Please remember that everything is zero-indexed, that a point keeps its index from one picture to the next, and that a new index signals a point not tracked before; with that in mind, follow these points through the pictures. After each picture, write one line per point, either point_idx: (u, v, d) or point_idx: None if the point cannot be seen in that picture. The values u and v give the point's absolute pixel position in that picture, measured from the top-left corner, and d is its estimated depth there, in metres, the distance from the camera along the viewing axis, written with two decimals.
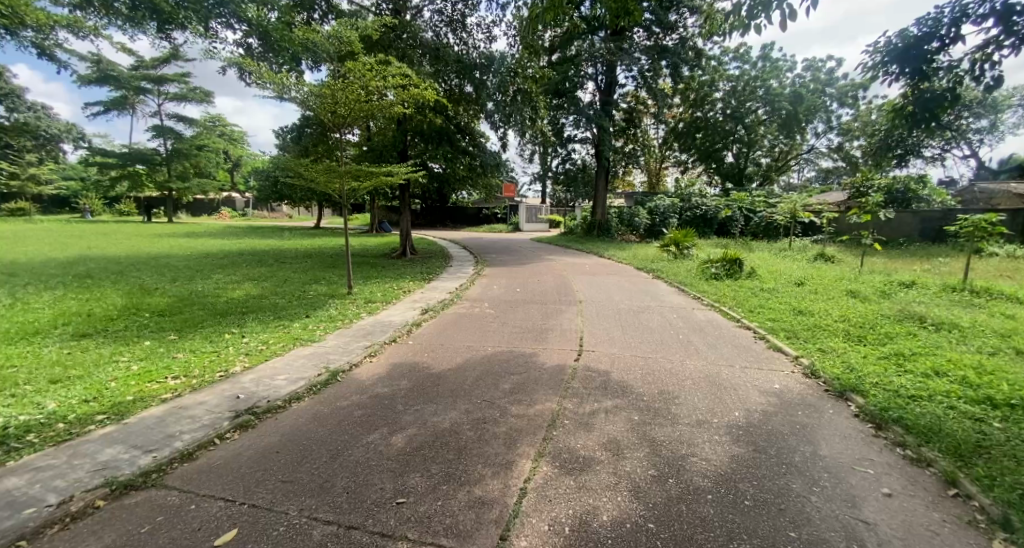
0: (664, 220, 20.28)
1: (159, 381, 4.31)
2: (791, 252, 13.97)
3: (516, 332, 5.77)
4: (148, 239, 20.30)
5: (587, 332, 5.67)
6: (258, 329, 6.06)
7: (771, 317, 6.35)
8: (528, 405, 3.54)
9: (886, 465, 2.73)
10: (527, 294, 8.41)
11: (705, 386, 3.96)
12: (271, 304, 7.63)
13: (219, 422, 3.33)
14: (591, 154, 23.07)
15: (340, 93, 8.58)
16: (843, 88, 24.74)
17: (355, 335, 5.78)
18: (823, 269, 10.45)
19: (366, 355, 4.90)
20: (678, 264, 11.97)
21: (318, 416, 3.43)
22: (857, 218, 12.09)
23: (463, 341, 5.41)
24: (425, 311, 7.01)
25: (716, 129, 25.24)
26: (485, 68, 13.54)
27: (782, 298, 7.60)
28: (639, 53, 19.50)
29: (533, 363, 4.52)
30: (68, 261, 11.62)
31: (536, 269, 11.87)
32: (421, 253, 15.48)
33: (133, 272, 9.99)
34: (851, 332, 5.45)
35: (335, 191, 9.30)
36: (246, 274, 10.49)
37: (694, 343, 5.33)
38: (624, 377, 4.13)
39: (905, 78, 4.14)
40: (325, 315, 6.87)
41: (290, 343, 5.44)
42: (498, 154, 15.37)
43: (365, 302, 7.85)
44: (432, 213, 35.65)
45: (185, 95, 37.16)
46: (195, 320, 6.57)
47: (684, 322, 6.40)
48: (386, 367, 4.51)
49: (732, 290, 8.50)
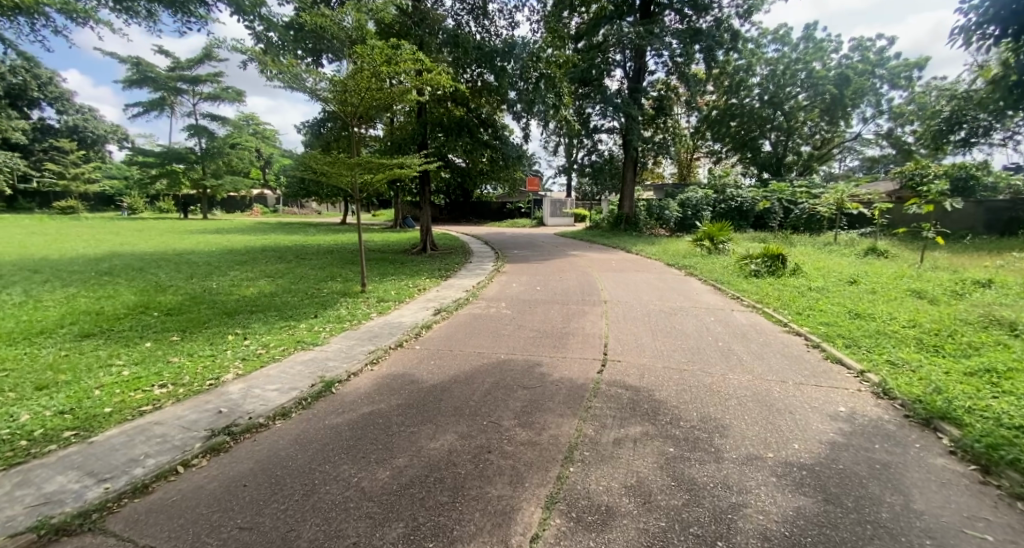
0: (697, 213, 19.29)
1: (144, 389, 3.92)
2: (838, 247, 12.92)
3: (533, 337, 5.27)
4: (179, 236, 20.60)
5: (613, 338, 5.11)
6: (262, 331, 5.71)
7: (826, 322, 5.62)
8: (540, 430, 3.03)
9: (1007, 528, 2.09)
10: (549, 293, 7.88)
11: (754, 408, 3.36)
12: (281, 303, 7.31)
13: (190, 443, 2.92)
14: (619, 144, 22.28)
15: (353, 80, 8.08)
16: (896, 69, 23.03)
17: (359, 339, 5.36)
18: (878, 265, 9.53)
19: (369, 363, 4.49)
20: (712, 259, 11.23)
21: (301, 438, 3.00)
22: (916, 208, 10.98)
23: (474, 347, 4.93)
24: (439, 312, 6.56)
25: (752, 116, 24.04)
26: (505, 54, 12.85)
27: (834, 298, 6.84)
28: (670, 37, 18.39)
29: (551, 375, 4.01)
30: (94, 257, 11.69)
31: (559, 266, 11.33)
32: (443, 249, 15.15)
33: (153, 268, 9.93)
34: (925, 341, 4.71)
35: (348, 185, 8.91)
36: (263, 270, 10.32)
37: (736, 352, 4.70)
38: (656, 394, 3.57)
39: (1007, 40, 3.38)
40: (334, 315, 6.52)
41: (292, 347, 5.06)
42: (521, 146, 14.74)
43: (378, 301, 7.45)
44: (457, 208, 35.40)
45: (218, 95, 37.90)
46: (201, 320, 6.28)
47: (722, 326, 5.75)
48: (387, 378, 4.07)
49: (776, 288, 7.74)
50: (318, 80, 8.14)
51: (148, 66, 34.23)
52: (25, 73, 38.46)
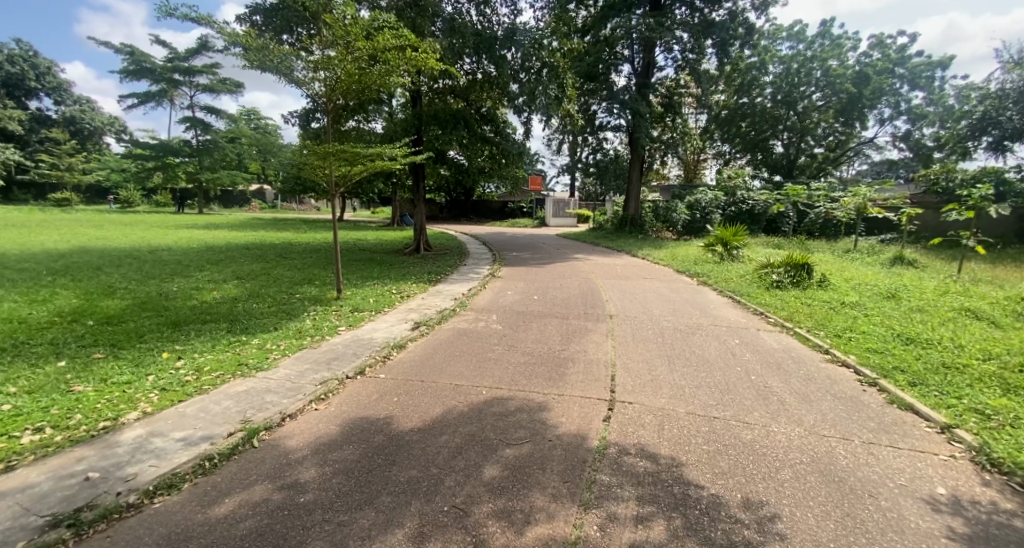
0: (706, 216, 18.48)
1: (11, 435, 2.97)
2: (861, 254, 12.05)
3: (523, 364, 4.34)
4: (163, 231, 19.57)
5: (621, 368, 4.18)
6: (201, 350, 4.75)
7: (874, 350, 4.76)
8: (521, 528, 2.10)
9: None
10: (546, 304, 6.93)
11: (823, 489, 2.44)
12: (242, 312, 6.39)
13: (9, 541, 2.00)
14: (624, 142, 21.32)
15: (332, 63, 7.12)
16: (917, 68, 22.07)
17: (314, 362, 4.43)
18: (914, 277, 8.63)
19: (316, 399, 3.57)
20: (726, 266, 10.33)
21: (173, 537, 2.06)
22: (956, 215, 9.99)
23: (451, 378, 4.00)
24: (418, 327, 5.62)
25: (764, 116, 23.11)
26: (505, 41, 11.95)
27: (876, 318, 5.97)
28: (680, 29, 17.48)
29: (543, 427, 3.09)
30: (57, 252, 10.81)
31: (562, 271, 10.40)
32: (437, 249, 14.30)
33: (114, 267, 9.04)
34: (1011, 380, 3.83)
35: (323, 179, 7.96)
36: (235, 272, 9.36)
37: (776, 392, 3.75)
38: (685, 466, 2.65)
39: None
40: (295, 329, 5.60)
41: (230, 373, 4.12)
42: (523, 143, 13.82)
43: (352, 311, 6.53)
44: (457, 206, 34.60)
45: (215, 87, 37.05)
46: (137, 332, 5.35)
47: (752, 353, 4.82)
48: (337, 423, 3.14)
49: (804, 303, 6.82)
50: (306, 68, 7.24)
51: (144, 56, 33.60)
52: (21, 61, 37.91)
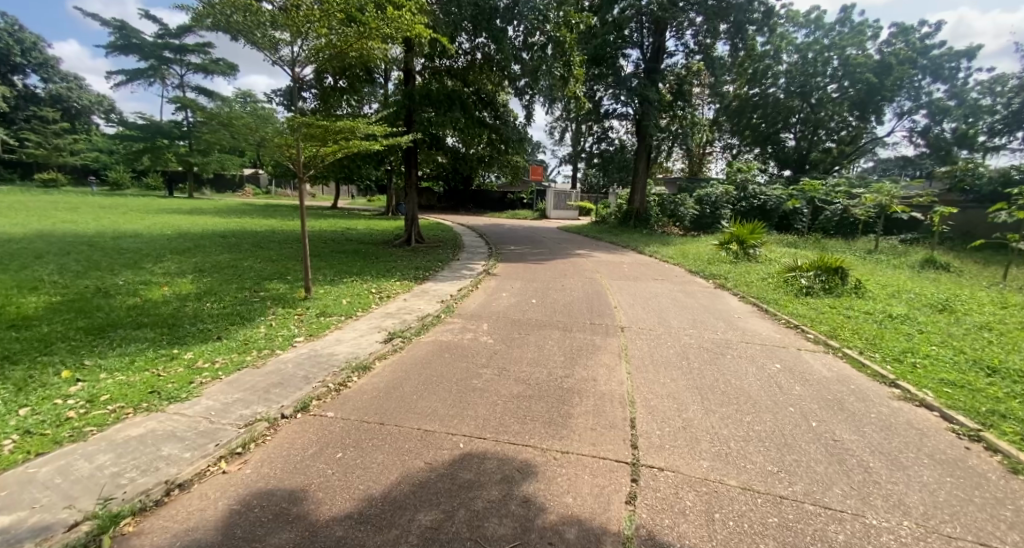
0: (715, 211, 17.46)
1: None
2: (886, 256, 11.10)
3: (516, 397, 3.38)
4: (140, 215, 18.38)
5: (643, 409, 3.22)
6: (112, 368, 3.77)
7: (953, 382, 3.82)
8: None
9: None
10: (546, 310, 5.96)
11: None
12: (188, 314, 5.41)
13: None
14: (631, 131, 20.20)
15: (301, 18, 5.99)
16: (940, 59, 21.01)
17: (249, 390, 3.44)
18: (958, 285, 7.70)
19: (230, 454, 2.61)
20: (743, 267, 9.41)
21: None
22: (1002, 216, 8.99)
23: (419, 420, 3.01)
24: (392, 340, 4.64)
25: (778, 107, 22.02)
26: (507, 13, 10.88)
27: (938, 337, 5.01)
28: (693, 10, 16.40)
29: (536, 515, 2.12)
30: (7, 238, 9.74)
31: (563, 269, 9.43)
32: (428, 241, 13.33)
33: (59, 255, 7.95)
34: None
35: (291, 159, 6.84)
36: (199, 264, 8.29)
37: (853, 451, 2.79)
38: None
39: None
40: (241, 338, 4.60)
41: (131, 406, 3.12)
42: (524, 129, 12.75)
43: (319, 315, 5.55)
44: (456, 195, 33.58)
45: (207, 67, 35.72)
46: (44, 340, 4.33)
47: (800, 383, 3.87)
48: (238, 504, 2.17)
49: (844, 315, 5.87)
50: (270, 28, 6.09)
51: (134, 32, 32.46)
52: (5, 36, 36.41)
